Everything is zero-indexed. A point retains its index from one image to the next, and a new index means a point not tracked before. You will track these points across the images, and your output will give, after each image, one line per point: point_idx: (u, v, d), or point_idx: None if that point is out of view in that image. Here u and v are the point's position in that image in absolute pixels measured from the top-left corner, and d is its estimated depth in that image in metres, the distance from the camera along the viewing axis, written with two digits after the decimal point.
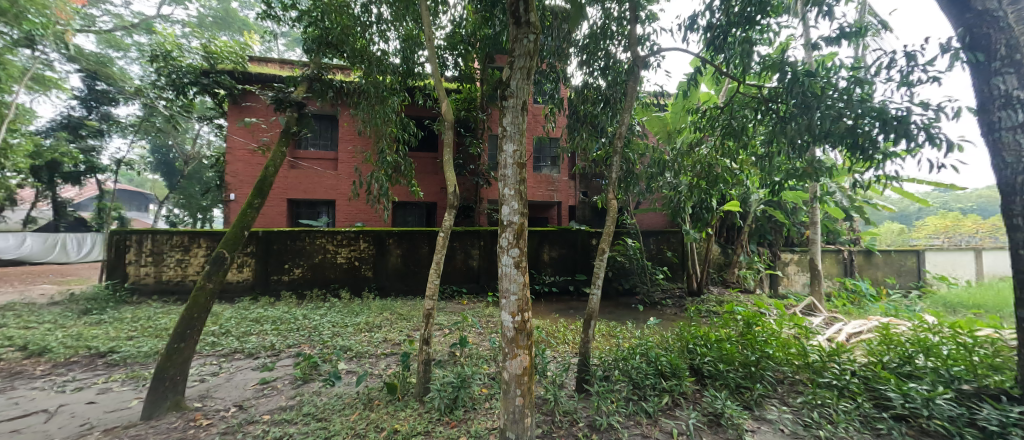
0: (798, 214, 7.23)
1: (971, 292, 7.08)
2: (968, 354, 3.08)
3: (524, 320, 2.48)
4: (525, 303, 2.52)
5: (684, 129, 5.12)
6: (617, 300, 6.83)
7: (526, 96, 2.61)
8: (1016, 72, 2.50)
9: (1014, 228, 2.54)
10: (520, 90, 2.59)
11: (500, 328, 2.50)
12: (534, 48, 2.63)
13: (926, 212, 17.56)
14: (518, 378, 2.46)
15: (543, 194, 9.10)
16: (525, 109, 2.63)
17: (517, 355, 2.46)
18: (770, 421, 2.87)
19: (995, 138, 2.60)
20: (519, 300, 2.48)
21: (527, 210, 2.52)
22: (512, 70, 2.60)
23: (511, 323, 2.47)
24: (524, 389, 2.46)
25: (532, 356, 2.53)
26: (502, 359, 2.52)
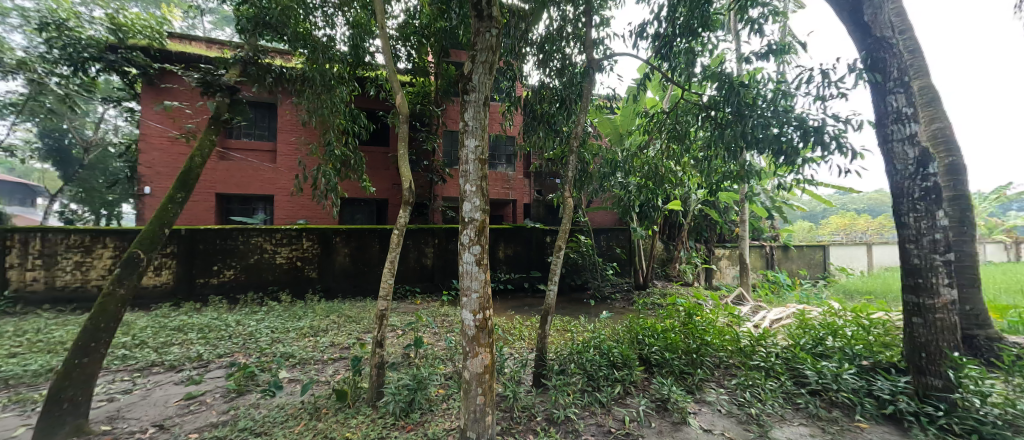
0: (729, 213, 7.88)
1: (865, 281, 8.25)
2: (866, 334, 3.56)
3: (485, 317, 2.45)
4: (487, 300, 2.49)
5: (634, 131, 5.42)
6: (570, 296, 7.03)
7: (488, 91, 2.56)
8: (904, 92, 2.93)
9: (902, 225, 2.98)
10: (481, 85, 2.54)
11: (461, 327, 2.46)
12: (496, 43, 2.60)
13: (830, 212, 20.19)
14: (479, 377, 2.42)
15: (498, 192, 9.11)
16: (487, 104, 2.58)
17: (478, 354, 2.42)
18: (709, 402, 3.11)
19: (889, 148, 3.03)
20: (481, 298, 2.45)
21: (489, 207, 2.49)
22: (473, 65, 2.55)
23: (472, 321, 2.43)
24: (485, 388, 2.43)
25: (494, 353, 2.50)
26: (463, 358, 2.48)
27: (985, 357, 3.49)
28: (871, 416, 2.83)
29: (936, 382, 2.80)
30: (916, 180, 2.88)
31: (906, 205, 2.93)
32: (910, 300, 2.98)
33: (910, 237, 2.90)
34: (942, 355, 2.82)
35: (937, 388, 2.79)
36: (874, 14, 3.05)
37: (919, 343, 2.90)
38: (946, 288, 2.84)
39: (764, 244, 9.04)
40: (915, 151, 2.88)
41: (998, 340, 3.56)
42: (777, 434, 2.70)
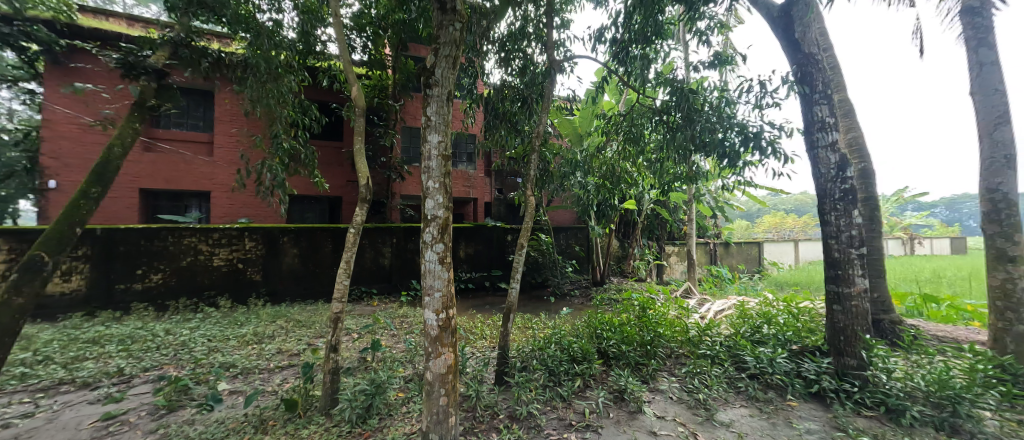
0: (678, 212, 8.35)
1: (793, 274, 9.11)
2: (796, 321, 3.93)
3: (449, 317, 2.39)
4: (450, 299, 2.44)
5: (592, 133, 5.57)
6: (530, 293, 7.08)
7: (451, 86, 2.49)
8: (827, 104, 3.24)
9: (826, 222, 3.31)
10: (445, 79, 2.47)
11: (423, 327, 2.38)
12: (460, 38, 2.54)
13: (762, 211, 22.11)
14: (442, 377, 2.36)
15: (458, 190, 8.98)
16: (451, 99, 2.51)
17: (440, 354, 2.36)
18: (662, 391, 3.27)
19: (815, 154, 3.34)
20: (444, 297, 2.38)
21: (453, 205, 2.43)
22: (436, 58, 2.46)
23: (435, 321, 2.37)
24: (448, 388, 2.38)
25: (457, 353, 2.45)
26: (424, 359, 2.41)
27: (889, 339, 3.99)
28: (800, 395, 3.12)
29: (852, 361, 3.15)
30: (836, 183, 3.21)
31: (827, 205, 3.26)
32: (831, 288, 3.32)
33: (832, 233, 3.23)
34: (856, 338, 3.17)
35: (853, 366, 3.14)
36: (803, 32, 3.34)
37: (838, 327, 3.24)
38: (860, 278, 3.20)
39: (708, 240, 9.70)
40: (836, 157, 3.21)
41: (900, 322, 4.08)
42: (723, 416, 2.89)
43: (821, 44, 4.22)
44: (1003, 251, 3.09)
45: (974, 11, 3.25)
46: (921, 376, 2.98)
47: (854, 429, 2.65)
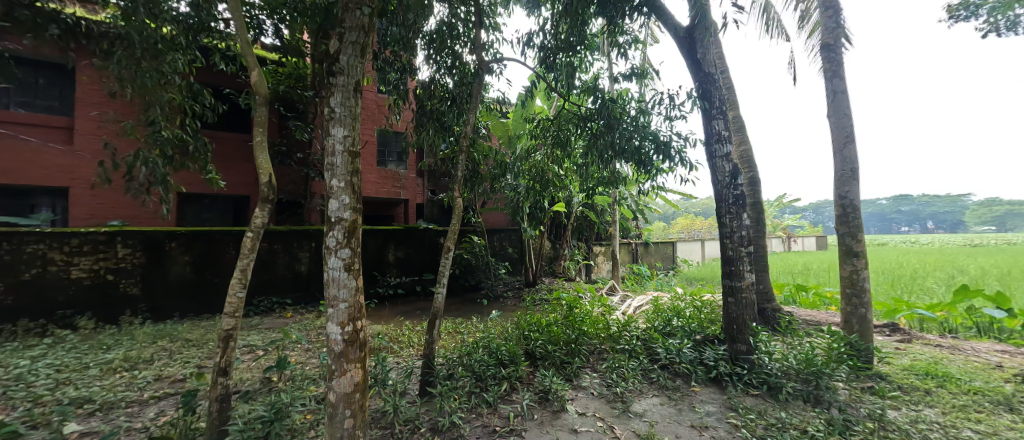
0: (604, 214, 8.82)
1: (701, 270, 10.14)
2: (700, 313, 4.34)
3: (357, 329, 2.21)
4: (359, 310, 2.26)
5: (523, 136, 5.63)
6: (462, 297, 6.92)
7: (360, 75, 2.31)
8: (723, 119, 3.59)
9: (722, 224, 3.65)
10: (352, 68, 2.28)
11: (326, 343, 2.17)
12: (369, 24, 2.36)
13: (676, 214, 24.40)
14: (348, 397, 2.18)
15: (387, 191, 8.53)
16: (359, 90, 2.32)
17: (346, 371, 2.17)
18: (584, 387, 3.37)
19: (713, 163, 3.67)
20: (350, 308, 2.20)
21: (361, 206, 2.26)
22: (341, 44, 2.26)
23: (340, 335, 2.17)
24: (355, 408, 2.20)
25: (367, 369, 2.28)
26: (328, 378, 2.20)
27: (772, 325, 4.59)
28: (702, 380, 3.42)
29: (742, 347, 3.51)
30: (730, 189, 3.58)
31: (722, 209, 3.62)
32: (726, 283, 3.69)
33: (726, 234, 3.59)
34: (746, 327, 3.54)
35: (743, 351, 3.50)
36: (703, 53, 3.65)
37: (731, 317, 3.58)
38: (748, 273, 3.58)
39: (631, 241, 10.38)
40: (729, 166, 3.58)
41: (780, 310, 4.72)
42: (637, 407, 3.05)
43: (719, 66, 4.73)
44: (851, 248, 3.71)
45: (831, 47, 3.87)
46: (796, 357, 3.44)
47: (743, 407, 2.96)
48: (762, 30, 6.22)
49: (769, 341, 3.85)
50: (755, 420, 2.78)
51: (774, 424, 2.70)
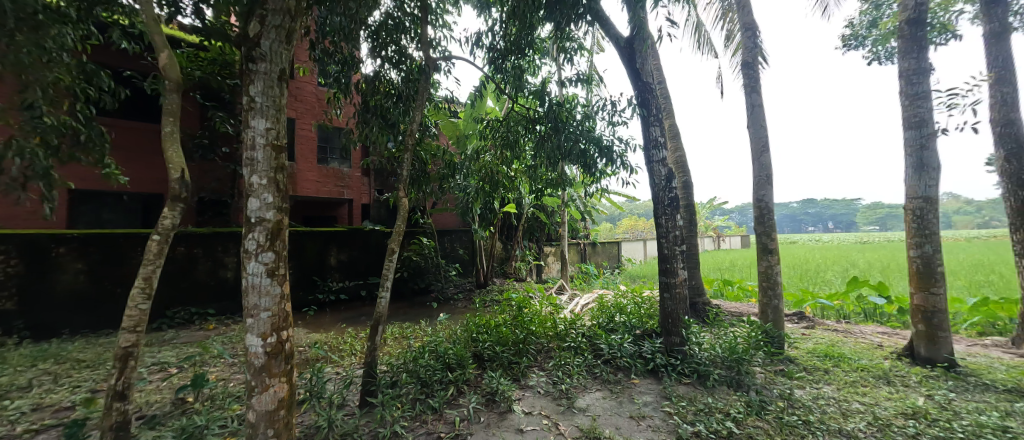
0: (554, 216, 8.99)
1: (643, 269, 10.70)
2: (640, 309, 4.55)
3: (281, 340, 2.06)
4: (284, 318, 2.10)
5: (473, 137, 5.56)
6: (411, 301, 6.67)
7: (285, 63, 2.15)
8: (660, 126, 3.76)
9: (659, 224, 3.81)
10: (276, 55, 2.11)
11: (245, 357, 1.99)
12: (296, 8, 2.19)
13: (620, 216, 25.59)
14: (271, 415, 2.01)
15: (330, 190, 8.02)
16: (285, 79, 2.17)
17: (269, 387, 2.01)
18: (531, 386, 3.37)
19: (650, 168, 3.82)
20: (274, 317, 2.04)
21: (287, 205, 2.11)
22: (261, 26, 2.07)
23: (261, 347, 2.00)
24: (281, 426, 2.03)
25: (294, 382, 2.13)
26: (247, 396, 2.01)
27: (704, 318, 4.95)
28: (640, 373, 3.58)
29: (676, 339, 3.71)
30: (666, 192, 3.75)
31: (659, 210, 3.80)
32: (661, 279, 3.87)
33: (663, 233, 3.76)
34: (679, 320, 3.74)
35: (677, 343, 3.70)
36: (643, 63, 3.80)
37: (667, 311, 3.76)
38: (681, 270, 3.77)
39: (580, 241, 10.67)
40: (665, 170, 3.75)
41: (709, 304, 5.10)
42: (581, 403, 3.12)
43: (657, 78, 5.01)
44: (767, 245, 4.09)
45: (750, 65, 4.25)
46: (722, 346, 3.72)
47: (677, 396, 3.13)
48: (694, 47, 6.72)
49: (700, 332, 4.14)
50: (686, 406, 2.96)
51: (702, 408, 2.89)
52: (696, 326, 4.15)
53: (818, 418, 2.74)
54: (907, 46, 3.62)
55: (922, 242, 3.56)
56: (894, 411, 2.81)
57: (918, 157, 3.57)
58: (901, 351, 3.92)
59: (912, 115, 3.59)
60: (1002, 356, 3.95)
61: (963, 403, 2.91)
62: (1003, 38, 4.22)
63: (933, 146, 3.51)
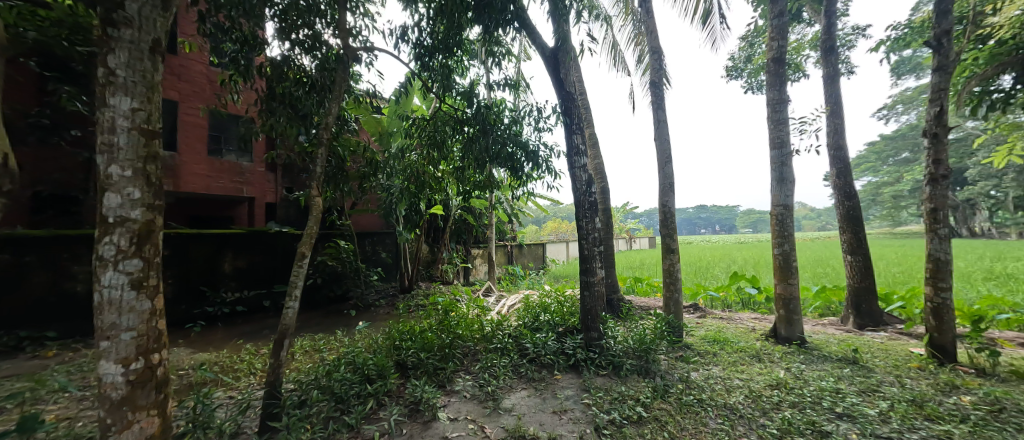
0: (483, 218, 8.95)
1: (566, 269, 11.18)
2: (563, 307, 4.72)
3: (150, 365, 1.80)
4: (155, 339, 1.83)
5: (398, 135, 5.30)
6: (325, 309, 6.08)
7: (161, 34, 1.84)
8: (580, 134, 3.89)
9: (580, 226, 3.93)
10: (148, 23, 1.79)
11: (99, 389, 1.69)
12: None
13: (545, 218, 26.58)
14: None
15: (223, 185, 6.99)
16: (158, 53, 1.84)
17: (133, 423, 1.74)
18: (456, 392, 3.26)
19: (573, 173, 3.92)
20: (141, 338, 1.77)
21: (161, 205, 1.83)
22: None
23: (122, 376, 1.72)
24: None
25: (170, 413, 1.88)
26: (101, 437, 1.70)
27: (618, 313, 5.31)
28: (563, 368, 3.69)
29: (594, 334, 3.89)
30: (586, 196, 3.89)
31: (579, 213, 3.93)
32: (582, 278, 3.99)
33: (583, 235, 3.88)
34: (598, 316, 3.94)
35: (594, 338, 3.89)
36: (566, 73, 3.88)
37: (587, 308, 3.91)
38: (600, 270, 3.96)
39: (507, 243, 10.77)
40: (585, 177, 3.89)
41: (623, 300, 5.48)
42: (506, 403, 3.10)
43: (578, 89, 5.26)
44: (669, 245, 4.52)
45: (658, 85, 4.67)
46: (633, 338, 4.00)
47: (595, 387, 3.28)
48: (610, 65, 7.23)
49: (614, 326, 4.42)
50: (603, 396, 3.10)
51: (616, 397, 3.06)
52: (611, 320, 4.41)
53: (709, 396, 3.08)
54: (773, 79, 4.25)
55: (782, 242, 4.20)
56: (764, 384, 3.26)
57: (779, 172, 4.22)
58: (769, 333, 4.61)
59: (775, 136, 4.24)
60: (834, 332, 4.86)
61: (810, 372, 3.50)
62: (836, 80, 5.20)
63: (789, 164, 4.18)
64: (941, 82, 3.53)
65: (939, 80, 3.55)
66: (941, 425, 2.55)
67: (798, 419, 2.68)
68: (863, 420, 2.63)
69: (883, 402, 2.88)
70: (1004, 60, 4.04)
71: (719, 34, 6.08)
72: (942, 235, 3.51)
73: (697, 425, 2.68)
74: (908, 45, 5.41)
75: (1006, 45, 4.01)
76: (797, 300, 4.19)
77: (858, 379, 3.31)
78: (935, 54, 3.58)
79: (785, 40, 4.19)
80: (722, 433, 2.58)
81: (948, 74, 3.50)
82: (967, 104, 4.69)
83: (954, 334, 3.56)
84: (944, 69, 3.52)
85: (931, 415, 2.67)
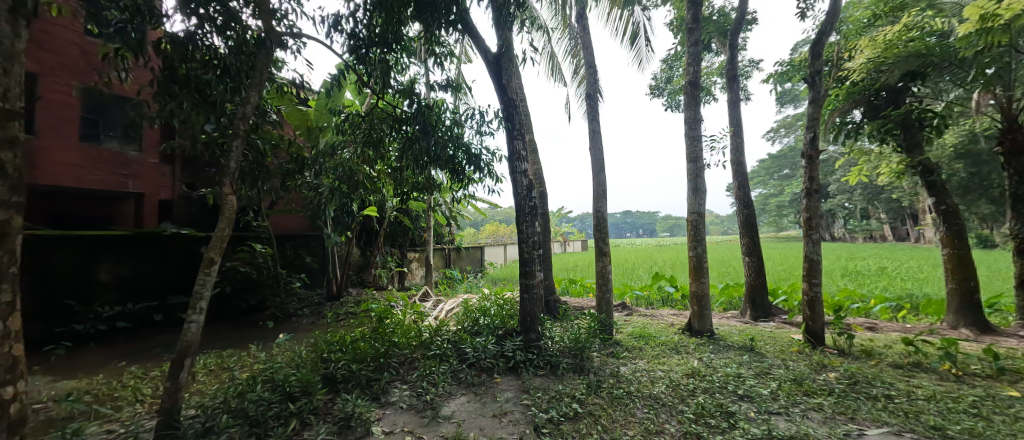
0: (420, 220, 8.66)
1: (503, 272, 11.27)
2: (502, 310, 4.71)
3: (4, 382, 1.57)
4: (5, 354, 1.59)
5: (328, 130, 4.91)
6: (237, 321, 5.41)
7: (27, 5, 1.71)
8: (522, 140, 3.92)
9: (520, 230, 3.95)
10: None
11: None
12: None
13: (482, 221, 26.62)
14: None
15: (95, 177, 5.31)
16: (18, 25, 1.69)
17: None
18: (392, 403, 3.07)
19: (514, 178, 3.93)
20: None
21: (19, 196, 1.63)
22: None
23: None
24: None
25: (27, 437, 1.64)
26: None
27: (554, 314, 5.43)
28: (502, 371, 3.67)
29: (533, 336, 3.93)
30: (527, 200, 3.91)
31: (520, 217, 3.95)
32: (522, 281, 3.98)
33: (523, 239, 3.90)
34: (536, 318, 3.98)
35: (533, 340, 3.92)
36: (509, 79, 3.88)
37: (527, 310, 3.93)
38: (540, 273, 3.99)
39: (445, 246, 10.54)
40: (525, 182, 3.91)
41: (559, 302, 5.62)
42: (445, 411, 2.99)
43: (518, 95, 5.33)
44: (601, 248, 4.74)
45: (593, 98, 4.90)
46: (569, 338, 4.12)
47: (534, 388, 3.30)
48: (548, 74, 7.44)
49: (551, 327, 4.52)
50: (541, 396, 3.13)
51: (553, 395, 3.11)
52: (548, 321, 4.51)
53: (636, 387, 3.26)
54: (689, 101, 4.66)
55: (696, 245, 4.61)
56: (682, 373, 3.54)
57: (694, 183, 4.64)
58: (684, 327, 5.02)
59: (689, 152, 4.66)
60: (735, 324, 5.45)
61: (717, 360, 3.88)
62: (737, 105, 5.87)
63: (702, 176, 4.62)
64: (814, 113, 4.14)
65: (813, 111, 4.15)
66: (816, 398, 2.96)
67: (709, 402, 2.94)
68: (759, 399, 2.96)
69: (773, 382, 3.27)
70: (856, 98, 4.94)
71: (645, 55, 6.56)
72: (814, 239, 4.11)
73: (626, 416, 2.81)
74: (789, 80, 6.29)
75: (857, 85, 4.89)
76: (707, 297, 4.63)
77: (755, 364, 3.73)
78: (810, 89, 4.19)
79: (698, 67, 4.63)
80: (647, 421, 2.74)
81: (819, 106, 4.12)
82: (830, 132, 5.54)
83: (823, 321, 4.18)
84: (817, 102, 4.13)
85: (808, 390, 3.10)
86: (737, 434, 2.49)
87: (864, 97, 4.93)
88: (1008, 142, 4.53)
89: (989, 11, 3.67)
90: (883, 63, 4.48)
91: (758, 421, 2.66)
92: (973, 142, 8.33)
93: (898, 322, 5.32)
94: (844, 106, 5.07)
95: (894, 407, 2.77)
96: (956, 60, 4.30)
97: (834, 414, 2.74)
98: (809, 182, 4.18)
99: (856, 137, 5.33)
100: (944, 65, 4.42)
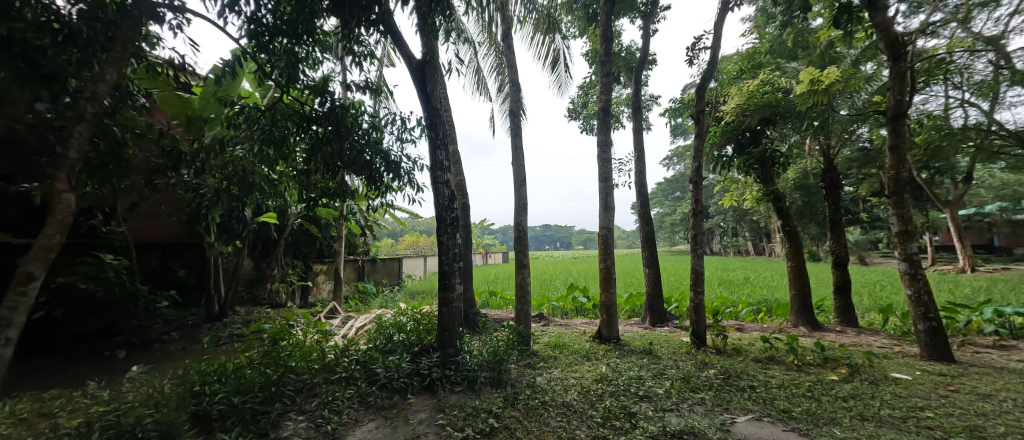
0: (329, 229, 7.93)
1: (421, 285, 10.83)
2: (418, 325, 4.47)
3: None
4: None
5: (216, 123, 4.26)
6: (72, 351, 4.29)
7: None
8: (445, 151, 3.78)
9: (440, 242, 3.79)
10: None
11: None
12: None
13: (400, 232, 25.63)
14: None
15: None
16: None
17: None
18: (284, 438, 2.65)
19: (436, 189, 3.76)
20: None
21: None
22: None
23: None
24: None
25: None
26: None
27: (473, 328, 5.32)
28: (417, 390, 3.44)
29: (450, 351, 3.77)
30: (448, 211, 3.76)
31: (440, 228, 3.79)
32: (440, 295, 3.81)
33: (443, 250, 3.74)
34: (455, 332, 3.82)
35: (451, 355, 3.77)
36: (433, 87, 3.74)
37: (445, 324, 3.78)
38: (459, 286, 3.86)
39: (359, 257, 9.78)
40: (448, 193, 3.75)
41: (479, 315, 5.53)
42: None
43: (441, 104, 5.23)
44: (520, 260, 4.80)
45: (516, 114, 5.00)
46: (487, 351, 4.05)
47: (450, 407, 3.13)
48: (472, 87, 7.48)
49: (470, 340, 4.40)
50: (457, 414, 2.99)
51: (470, 412, 3.00)
52: (467, 335, 4.40)
53: (550, 397, 3.30)
54: (602, 124, 5.02)
55: (605, 258, 4.93)
56: (594, 379, 3.70)
57: (605, 200, 4.97)
58: (595, 335, 5.28)
59: (601, 171, 4.99)
60: (637, 329, 5.91)
61: (623, 364, 4.14)
62: (640, 132, 6.49)
63: (612, 194, 4.97)
64: (699, 144, 4.74)
65: (698, 143, 4.74)
66: (699, 393, 3.29)
67: (615, 405, 3.09)
68: (656, 398, 3.20)
69: (667, 382, 3.56)
70: (728, 135, 5.77)
71: (563, 80, 6.94)
72: (699, 253, 4.68)
73: (542, 427, 2.82)
74: (680, 116, 7.17)
75: (729, 125, 5.74)
76: (615, 306, 4.93)
77: (652, 366, 4.06)
78: (696, 124, 4.77)
79: (610, 95, 5.01)
80: (559, 429, 2.77)
81: (703, 140, 4.72)
82: (710, 163, 6.46)
83: (706, 325, 4.71)
84: (701, 135, 4.71)
85: (693, 386, 3.45)
86: (638, 432, 2.64)
87: (734, 135, 5.73)
88: (828, 178, 5.64)
89: (816, 77, 4.64)
90: (746, 110, 5.38)
91: (655, 419, 2.86)
92: (807, 177, 10.39)
93: (759, 323, 6.30)
94: (719, 142, 5.88)
95: (755, 396, 3.20)
96: (796, 112, 5.27)
97: (714, 406, 3.07)
98: (695, 204, 4.76)
99: (728, 168, 6.29)
100: (788, 116, 5.39)
